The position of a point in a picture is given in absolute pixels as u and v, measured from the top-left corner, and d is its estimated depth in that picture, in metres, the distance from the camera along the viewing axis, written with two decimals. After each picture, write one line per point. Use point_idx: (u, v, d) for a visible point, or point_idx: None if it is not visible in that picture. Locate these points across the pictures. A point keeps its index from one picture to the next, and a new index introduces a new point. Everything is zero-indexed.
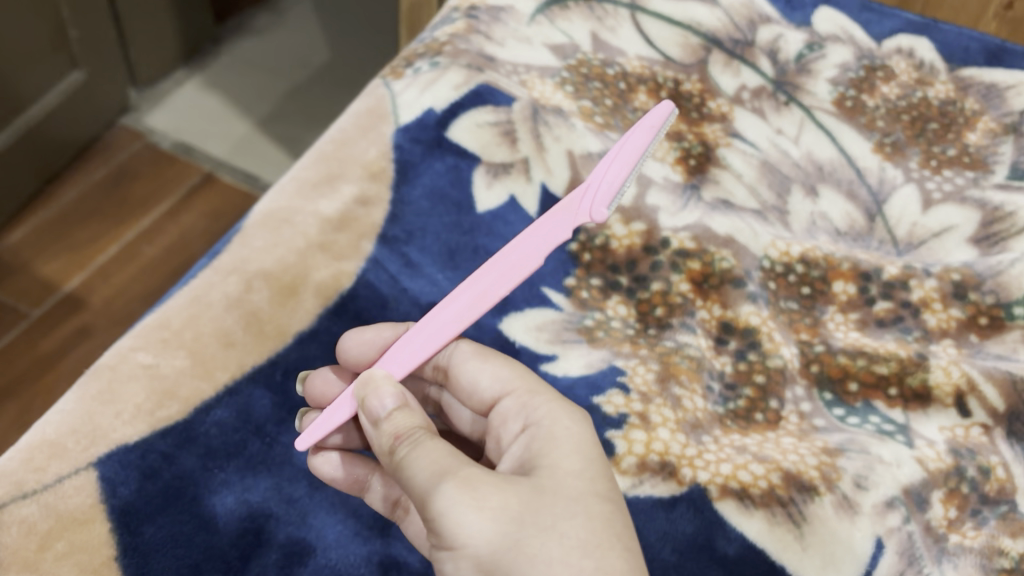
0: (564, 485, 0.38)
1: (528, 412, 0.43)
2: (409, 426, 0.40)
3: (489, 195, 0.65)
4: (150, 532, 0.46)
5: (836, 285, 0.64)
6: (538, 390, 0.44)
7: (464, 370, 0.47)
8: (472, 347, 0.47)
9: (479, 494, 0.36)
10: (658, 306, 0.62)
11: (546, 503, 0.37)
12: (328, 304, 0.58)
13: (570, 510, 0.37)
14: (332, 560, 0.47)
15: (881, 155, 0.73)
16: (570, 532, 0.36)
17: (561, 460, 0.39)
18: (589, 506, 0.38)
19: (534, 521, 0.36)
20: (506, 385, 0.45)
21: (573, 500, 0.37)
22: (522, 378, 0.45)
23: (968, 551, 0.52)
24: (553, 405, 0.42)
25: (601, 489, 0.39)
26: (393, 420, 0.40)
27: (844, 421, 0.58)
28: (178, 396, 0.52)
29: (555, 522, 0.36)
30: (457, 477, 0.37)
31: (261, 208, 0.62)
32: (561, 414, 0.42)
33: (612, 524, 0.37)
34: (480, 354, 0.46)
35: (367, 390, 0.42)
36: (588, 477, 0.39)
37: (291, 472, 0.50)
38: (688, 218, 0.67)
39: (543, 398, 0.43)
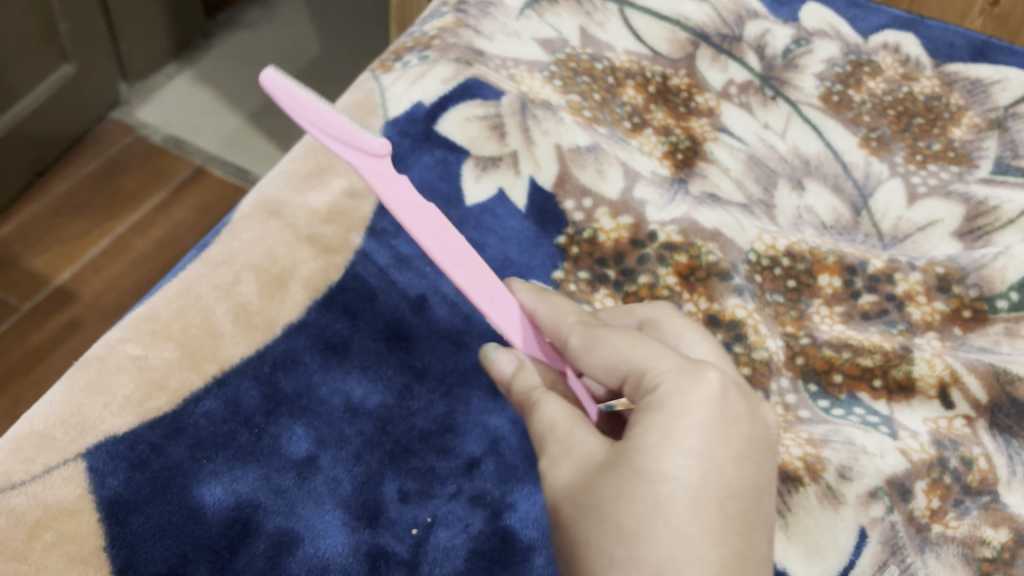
0: (637, 457, 0.35)
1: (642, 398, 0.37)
2: (528, 386, 0.42)
3: (478, 189, 0.66)
4: (139, 522, 0.47)
5: (822, 278, 0.65)
6: (655, 363, 0.38)
7: (581, 363, 0.41)
8: (583, 335, 0.41)
9: (558, 469, 0.37)
10: (645, 299, 0.63)
11: (605, 481, 0.35)
12: (317, 296, 0.58)
13: (624, 490, 0.34)
14: (320, 550, 0.48)
15: (867, 150, 0.74)
16: (615, 512, 0.34)
17: (646, 431, 0.35)
18: (646, 485, 0.34)
19: (588, 499, 0.35)
20: (617, 370, 0.39)
21: (635, 477, 0.34)
22: (632, 357, 0.38)
23: (950, 540, 0.54)
24: (663, 379, 0.37)
25: (672, 465, 0.34)
26: (517, 382, 0.42)
27: (829, 412, 0.59)
28: (167, 386, 0.52)
29: (603, 502, 0.35)
30: (551, 452, 0.38)
31: (250, 201, 0.63)
32: (664, 390, 0.36)
33: (665, 506, 0.33)
34: (589, 342, 0.41)
35: (492, 355, 0.44)
36: (666, 451, 0.34)
37: (280, 462, 0.51)
38: (676, 211, 0.66)
39: (656, 372, 0.37)
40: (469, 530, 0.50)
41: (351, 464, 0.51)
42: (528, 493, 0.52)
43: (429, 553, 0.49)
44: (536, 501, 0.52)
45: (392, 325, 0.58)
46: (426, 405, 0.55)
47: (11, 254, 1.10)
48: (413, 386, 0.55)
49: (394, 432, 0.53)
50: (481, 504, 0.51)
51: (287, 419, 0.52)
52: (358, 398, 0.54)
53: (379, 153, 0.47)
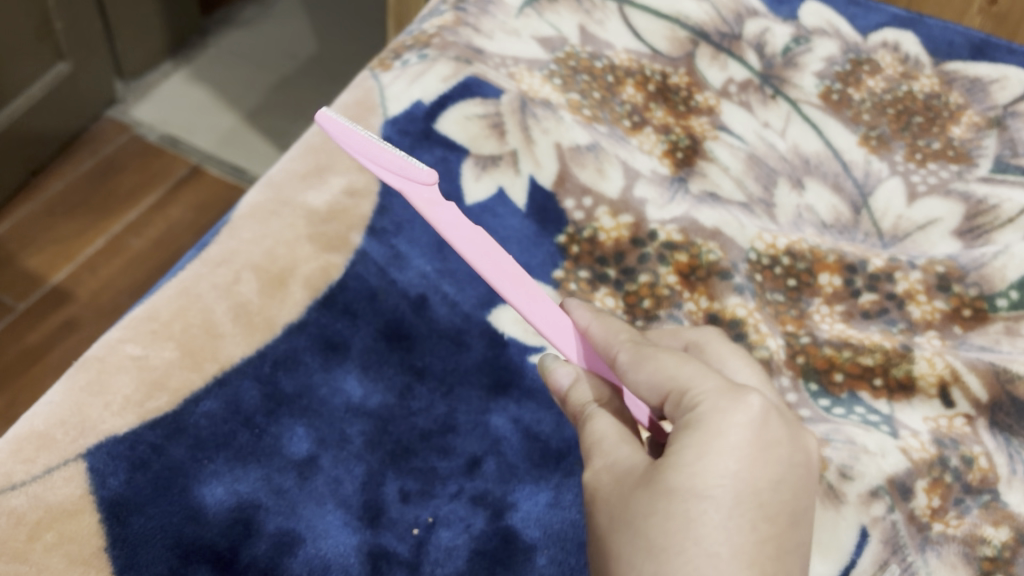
0: (673, 475, 0.34)
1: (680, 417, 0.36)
2: (586, 399, 0.42)
3: (477, 188, 0.66)
4: (140, 523, 0.46)
5: (822, 277, 0.65)
6: (697, 382, 0.37)
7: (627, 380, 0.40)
8: (632, 353, 0.40)
9: (600, 480, 0.37)
10: (645, 298, 0.63)
11: (640, 498, 0.35)
12: (317, 296, 0.58)
13: (658, 507, 0.34)
14: (322, 551, 0.48)
15: (866, 148, 0.74)
16: (647, 529, 0.34)
17: (682, 450, 0.35)
18: (678, 503, 0.34)
19: (622, 513, 0.35)
20: (661, 388, 0.38)
21: (669, 495, 0.34)
22: (676, 375, 0.37)
23: (951, 540, 0.53)
24: (706, 399, 0.36)
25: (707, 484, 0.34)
26: (574, 394, 0.42)
27: (829, 412, 0.59)
28: (167, 387, 0.52)
29: (635, 516, 0.35)
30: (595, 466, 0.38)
31: (250, 200, 0.62)
32: (706, 408, 0.36)
33: (697, 524, 0.33)
34: (635, 360, 0.39)
35: (551, 365, 0.44)
36: (700, 471, 0.34)
37: (281, 462, 0.50)
38: (676, 210, 0.67)
39: (698, 394, 0.36)
40: (470, 529, 0.50)
41: (352, 464, 0.51)
42: (529, 492, 0.52)
43: (430, 553, 0.49)
44: (537, 500, 0.51)
45: (392, 325, 0.58)
46: (427, 405, 0.55)
47: (7, 254, 1.10)
48: (414, 386, 0.55)
49: (395, 432, 0.53)
50: (483, 503, 0.51)
51: (288, 419, 0.52)
52: (359, 398, 0.54)
53: (427, 182, 0.48)
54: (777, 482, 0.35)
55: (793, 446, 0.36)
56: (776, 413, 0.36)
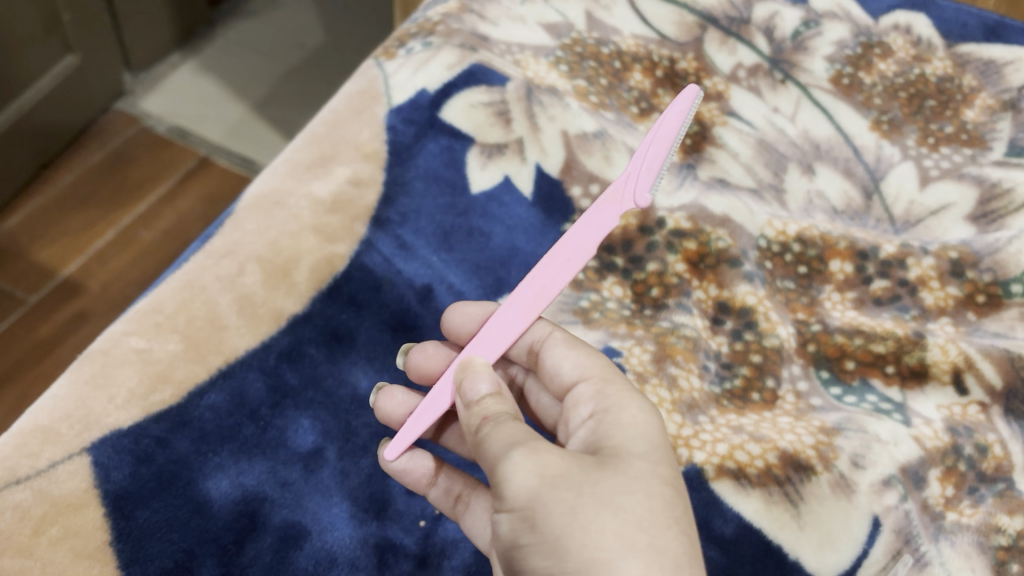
0: (625, 458, 0.36)
1: (599, 398, 0.40)
2: (497, 409, 0.39)
3: (483, 177, 0.65)
4: (144, 517, 0.46)
5: (833, 264, 0.65)
6: (614, 377, 0.42)
7: (552, 359, 0.45)
8: (565, 336, 0.46)
9: (541, 459, 0.35)
10: (654, 287, 0.63)
11: (604, 476, 0.35)
12: (322, 286, 0.57)
13: (629, 488, 0.34)
14: (328, 543, 0.48)
15: (878, 133, 0.73)
16: (627, 506, 0.34)
17: (632, 443, 0.37)
18: (646, 481, 0.35)
19: (592, 491, 0.34)
20: (580, 373, 0.43)
21: (633, 475, 0.35)
22: (599, 367, 0.43)
23: (965, 529, 0.53)
24: (625, 394, 0.40)
25: (663, 472, 0.36)
26: (482, 402, 0.39)
27: (841, 400, 0.59)
28: (171, 379, 0.51)
29: (613, 494, 0.34)
30: (527, 447, 0.35)
31: (254, 190, 0.62)
32: (630, 401, 0.39)
33: (673, 506, 0.35)
34: (569, 340, 0.45)
35: (467, 372, 0.41)
36: (652, 459, 0.36)
37: (286, 455, 0.50)
38: (685, 197, 0.67)
39: (616, 385, 0.41)
40: None
41: (358, 456, 0.51)
42: None
43: (437, 546, 0.49)
44: None
45: (398, 316, 0.57)
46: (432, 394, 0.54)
47: (14, 247, 1.09)
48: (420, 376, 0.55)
49: None
50: None
51: (294, 411, 0.52)
52: (365, 389, 0.54)
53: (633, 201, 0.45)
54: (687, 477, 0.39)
55: None
56: None
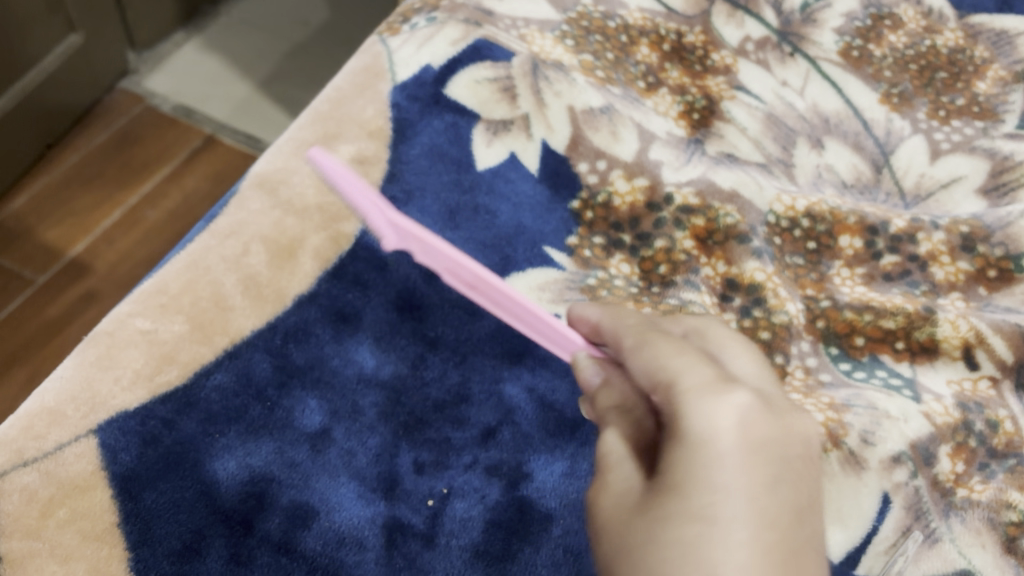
0: (676, 479, 0.30)
1: (656, 395, 0.34)
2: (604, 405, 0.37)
3: (489, 153, 0.65)
4: (152, 499, 0.46)
5: (842, 240, 0.64)
6: (672, 356, 0.34)
7: (628, 366, 0.37)
8: (637, 337, 0.37)
9: (592, 517, 0.33)
10: (661, 264, 0.62)
11: (663, 517, 0.30)
12: (327, 266, 0.57)
13: (687, 526, 0.29)
14: (336, 523, 0.48)
15: (888, 106, 0.72)
16: (695, 550, 0.29)
17: (682, 452, 0.31)
18: (704, 504, 0.30)
19: (621, 542, 0.31)
20: (643, 367, 0.35)
21: (694, 508, 0.30)
22: (660, 349, 0.35)
23: (975, 505, 0.54)
24: (676, 375, 0.33)
25: (725, 476, 0.30)
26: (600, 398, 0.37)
27: (850, 376, 0.59)
28: (177, 360, 0.51)
29: (646, 562, 0.30)
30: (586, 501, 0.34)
31: (257, 168, 0.61)
32: (678, 389, 0.32)
33: (700, 547, 0.29)
34: (637, 343, 0.36)
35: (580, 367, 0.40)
36: (712, 461, 0.30)
37: (293, 435, 0.50)
38: (692, 173, 0.66)
39: (672, 369, 0.33)
40: (485, 500, 0.50)
41: (365, 436, 0.51)
42: (545, 462, 0.52)
43: (445, 525, 0.49)
44: (552, 470, 0.51)
45: (404, 296, 0.57)
46: (440, 374, 0.54)
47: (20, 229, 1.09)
48: (427, 356, 0.55)
49: (408, 403, 0.53)
50: (497, 474, 0.51)
51: (300, 391, 0.52)
52: (372, 369, 0.54)
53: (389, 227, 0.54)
54: (776, 441, 0.31)
55: (785, 438, 0.32)
56: (756, 409, 0.31)
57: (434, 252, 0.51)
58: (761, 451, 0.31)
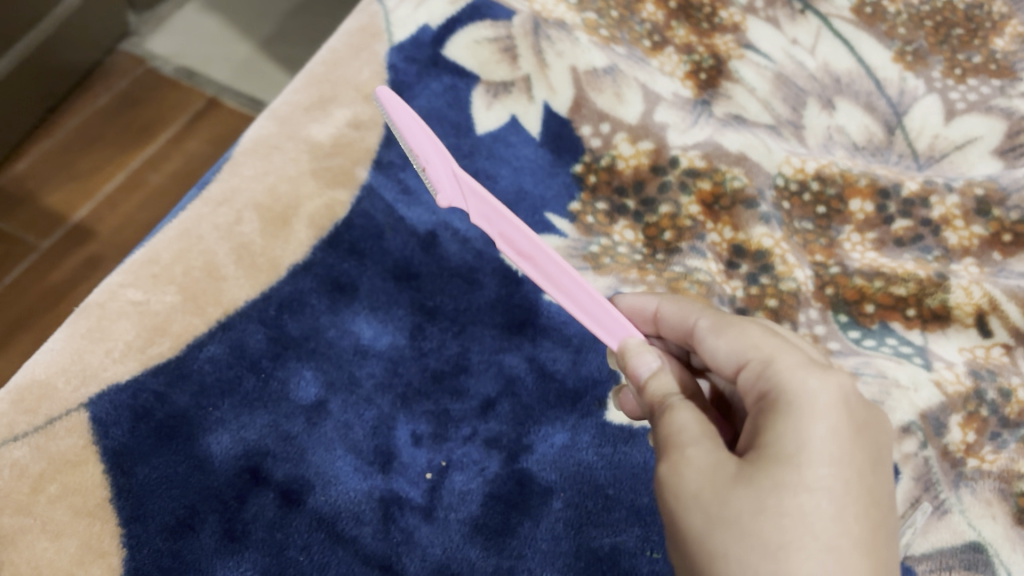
0: (781, 451, 0.33)
1: (763, 384, 0.36)
2: (667, 391, 0.37)
3: (489, 117, 0.64)
4: (144, 474, 0.45)
5: (853, 203, 0.62)
6: (779, 351, 0.36)
7: (705, 348, 0.40)
8: (713, 319, 0.40)
9: (681, 477, 0.34)
10: (666, 231, 0.61)
11: (771, 487, 0.32)
12: (322, 235, 0.55)
13: (798, 498, 0.32)
14: (333, 498, 0.47)
15: (902, 65, 0.69)
16: (806, 520, 0.32)
17: (789, 427, 0.34)
18: (815, 476, 0.32)
19: (722, 511, 0.33)
20: (740, 355, 0.38)
21: (804, 480, 0.32)
22: (760, 344, 0.37)
23: (986, 476, 0.53)
24: (791, 366, 0.35)
25: (833, 450, 0.33)
26: (652, 384, 0.38)
27: (859, 344, 0.58)
28: (169, 331, 0.50)
29: (751, 521, 0.32)
30: (671, 460, 0.35)
31: (251, 133, 0.59)
32: (795, 377, 0.35)
33: (811, 517, 0.32)
34: (717, 325, 0.39)
35: (626, 353, 0.40)
36: (821, 437, 0.33)
37: (289, 408, 0.49)
38: (699, 135, 0.64)
39: (782, 363, 0.36)
40: (484, 473, 0.49)
41: (362, 408, 0.50)
42: (545, 433, 0.51)
43: (444, 498, 0.48)
44: (552, 442, 0.50)
45: (401, 265, 0.55)
46: (438, 345, 0.53)
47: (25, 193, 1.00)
48: (425, 326, 0.54)
49: (406, 374, 0.52)
50: (496, 446, 0.50)
51: (295, 363, 0.51)
52: (369, 339, 0.52)
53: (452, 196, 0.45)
54: (869, 422, 0.35)
55: (877, 428, 0.35)
56: (855, 397, 0.35)
57: (492, 215, 0.43)
58: (860, 429, 0.34)
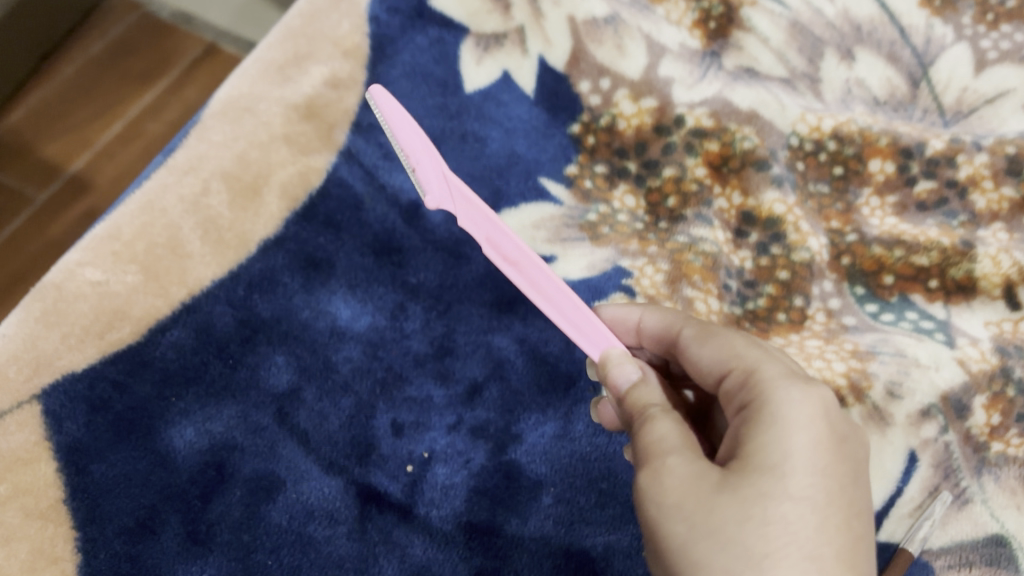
0: (765, 461, 0.32)
1: (748, 395, 0.35)
2: (651, 399, 0.36)
3: (479, 73, 0.59)
4: (100, 472, 0.42)
5: (873, 164, 0.56)
6: (764, 362, 0.36)
7: (688, 356, 0.39)
8: (699, 329, 0.39)
9: (663, 485, 0.33)
10: (670, 196, 0.57)
11: (754, 496, 0.31)
12: (296, 206, 0.51)
13: (782, 507, 0.31)
14: (304, 496, 0.43)
15: (929, 9, 0.59)
16: (789, 529, 0.31)
17: (773, 436, 0.33)
18: (799, 486, 0.31)
19: (706, 519, 0.31)
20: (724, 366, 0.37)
21: (788, 489, 0.31)
22: (744, 355, 0.36)
23: (1011, 462, 0.49)
24: (777, 377, 0.35)
25: (816, 461, 0.32)
26: (635, 394, 0.36)
27: (877, 319, 0.54)
28: (129, 315, 0.46)
29: (735, 530, 0.31)
30: (653, 468, 0.33)
31: (221, 94, 0.55)
32: (779, 387, 0.34)
33: (794, 526, 0.31)
34: (701, 335, 0.39)
35: (605, 363, 0.38)
36: (804, 448, 0.32)
37: (258, 397, 0.46)
38: (707, 90, 0.58)
39: (766, 373, 0.35)
40: (469, 465, 0.46)
41: (338, 395, 0.47)
42: (535, 422, 0.47)
43: (425, 494, 0.45)
44: (543, 432, 0.47)
45: (381, 238, 0.51)
46: (421, 325, 0.49)
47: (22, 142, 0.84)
48: (407, 305, 0.50)
49: (386, 358, 0.48)
50: (483, 436, 0.47)
51: (266, 347, 0.47)
52: (346, 320, 0.49)
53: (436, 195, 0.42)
54: (848, 436, 0.34)
55: (856, 442, 0.35)
56: (836, 410, 0.34)
57: (478, 218, 0.40)
58: (842, 442, 0.34)
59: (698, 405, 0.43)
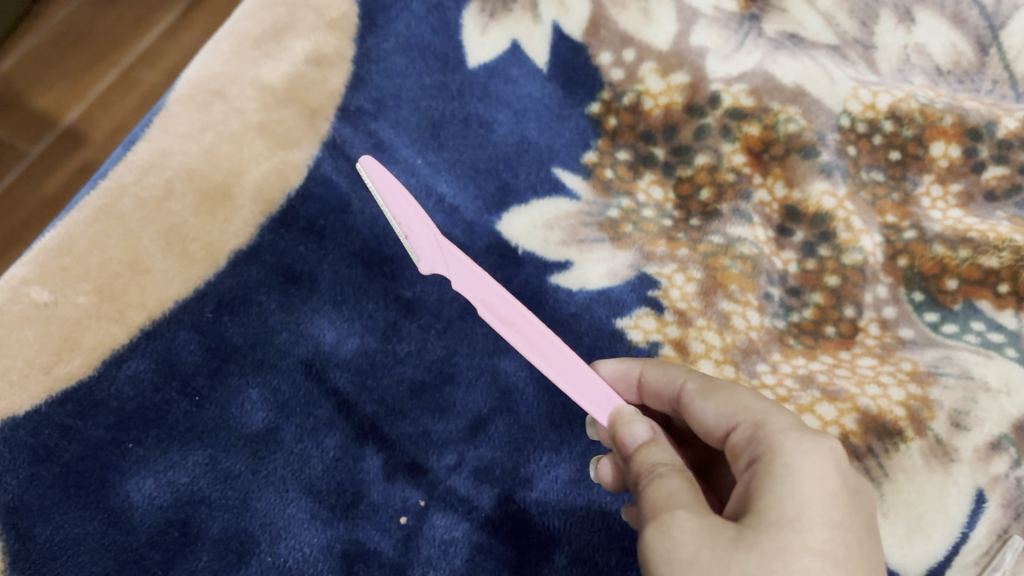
0: (781, 514, 0.27)
1: (757, 446, 0.29)
2: (655, 458, 0.30)
3: (483, 44, 0.52)
4: (46, 537, 0.37)
5: (935, 148, 0.48)
6: (776, 411, 0.30)
7: (691, 414, 0.34)
8: (702, 382, 0.34)
9: (671, 542, 0.27)
10: (703, 188, 0.49)
11: (774, 551, 0.26)
12: (272, 211, 0.45)
13: (805, 563, 0.26)
14: (281, 557, 0.38)
15: None
16: None
17: (790, 483, 0.27)
18: (820, 539, 0.26)
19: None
20: (730, 419, 0.31)
21: (808, 543, 0.26)
22: (754, 404, 0.31)
23: None
24: (789, 424, 0.29)
25: (835, 512, 0.27)
26: (642, 454, 0.30)
27: (938, 331, 0.46)
28: (81, 345, 0.40)
29: None
30: (657, 524, 0.27)
31: (189, 73, 0.48)
32: (791, 435, 0.29)
33: None
34: (706, 388, 0.33)
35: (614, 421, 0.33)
36: (824, 497, 0.27)
37: (229, 440, 0.40)
38: (744, 63, 0.49)
39: (776, 423, 0.29)
40: (472, 516, 0.40)
41: (321, 434, 0.41)
42: (548, 462, 0.41)
43: (421, 550, 0.39)
44: (556, 476, 0.41)
45: (371, 247, 0.45)
46: (417, 348, 0.43)
47: (11, 92, 0.66)
48: (401, 324, 0.43)
49: (376, 388, 0.42)
50: (488, 479, 0.41)
51: (237, 380, 0.41)
52: (331, 344, 0.43)
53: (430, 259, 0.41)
54: (865, 489, 0.29)
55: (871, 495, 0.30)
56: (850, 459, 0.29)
57: (477, 280, 0.39)
58: (859, 493, 0.28)
59: (704, 463, 0.37)
